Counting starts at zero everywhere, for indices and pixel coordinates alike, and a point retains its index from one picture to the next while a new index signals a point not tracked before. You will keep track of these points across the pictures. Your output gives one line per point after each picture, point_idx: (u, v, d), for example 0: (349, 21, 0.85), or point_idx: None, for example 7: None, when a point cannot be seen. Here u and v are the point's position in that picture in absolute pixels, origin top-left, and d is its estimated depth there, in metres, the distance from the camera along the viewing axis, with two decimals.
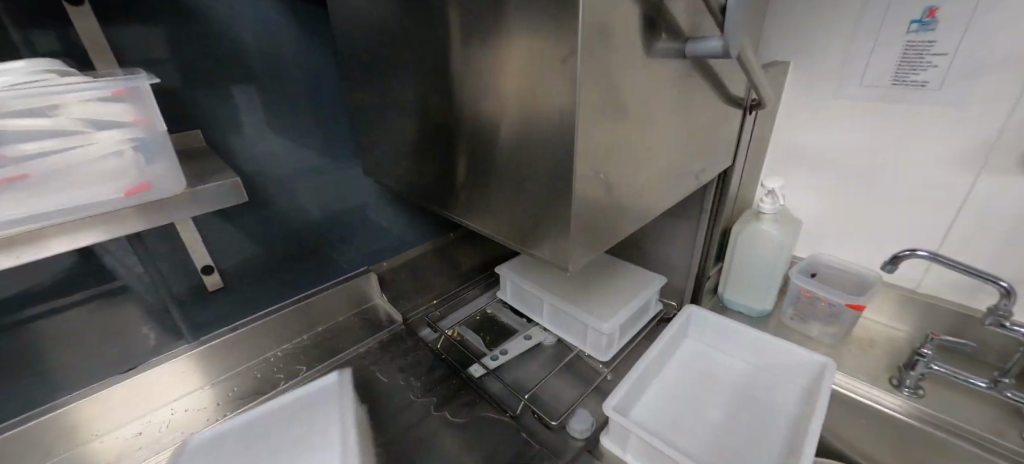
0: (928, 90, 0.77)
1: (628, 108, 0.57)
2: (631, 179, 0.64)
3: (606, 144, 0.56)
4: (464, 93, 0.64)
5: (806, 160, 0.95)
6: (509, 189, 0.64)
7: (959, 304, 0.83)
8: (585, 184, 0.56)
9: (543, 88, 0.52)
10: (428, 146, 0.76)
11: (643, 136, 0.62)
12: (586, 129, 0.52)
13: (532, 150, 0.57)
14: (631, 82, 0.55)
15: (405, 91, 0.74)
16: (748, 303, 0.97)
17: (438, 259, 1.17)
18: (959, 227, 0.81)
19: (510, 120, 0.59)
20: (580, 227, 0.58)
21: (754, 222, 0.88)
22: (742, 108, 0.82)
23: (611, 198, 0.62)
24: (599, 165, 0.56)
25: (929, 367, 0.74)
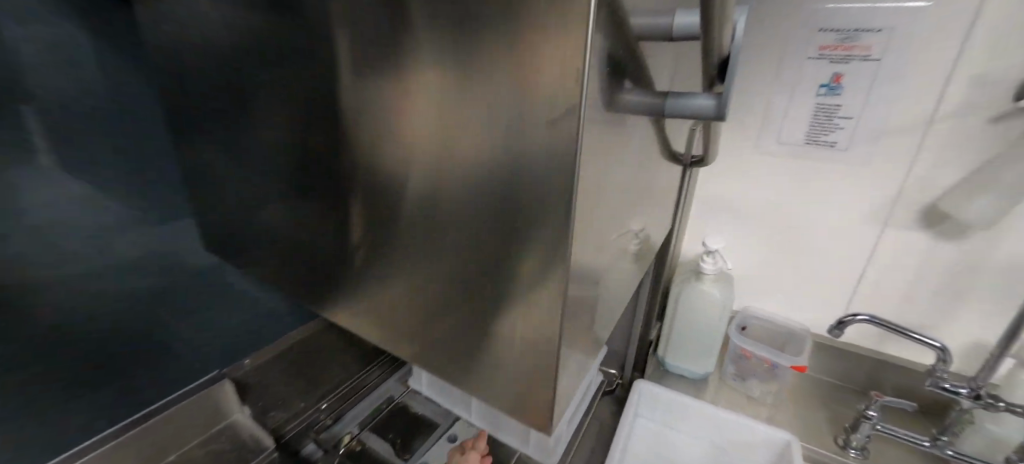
0: (837, 150, 0.80)
1: (613, 182, 0.41)
2: (607, 270, 0.48)
3: (595, 236, 0.38)
4: (367, 159, 0.41)
5: (731, 214, 0.93)
6: (449, 308, 0.41)
7: (874, 351, 0.86)
8: (576, 296, 0.37)
9: (513, 163, 0.32)
10: (308, 229, 0.51)
11: (618, 212, 0.47)
12: (583, 218, 0.33)
13: (489, 251, 0.36)
14: (615, 149, 0.40)
15: (266, 148, 0.49)
16: (689, 367, 0.90)
17: (333, 340, 0.88)
18: (869, 279, 0.85)
19: (450, 208, 0.37)
20: (568, 354, 0.39)
21: (695, 283, 0.83)
22: (683, 165, 0.74)
23: (593, 306, 0.44)
24: (587, 267, 0.38)
25: (874, 428, 0.73)
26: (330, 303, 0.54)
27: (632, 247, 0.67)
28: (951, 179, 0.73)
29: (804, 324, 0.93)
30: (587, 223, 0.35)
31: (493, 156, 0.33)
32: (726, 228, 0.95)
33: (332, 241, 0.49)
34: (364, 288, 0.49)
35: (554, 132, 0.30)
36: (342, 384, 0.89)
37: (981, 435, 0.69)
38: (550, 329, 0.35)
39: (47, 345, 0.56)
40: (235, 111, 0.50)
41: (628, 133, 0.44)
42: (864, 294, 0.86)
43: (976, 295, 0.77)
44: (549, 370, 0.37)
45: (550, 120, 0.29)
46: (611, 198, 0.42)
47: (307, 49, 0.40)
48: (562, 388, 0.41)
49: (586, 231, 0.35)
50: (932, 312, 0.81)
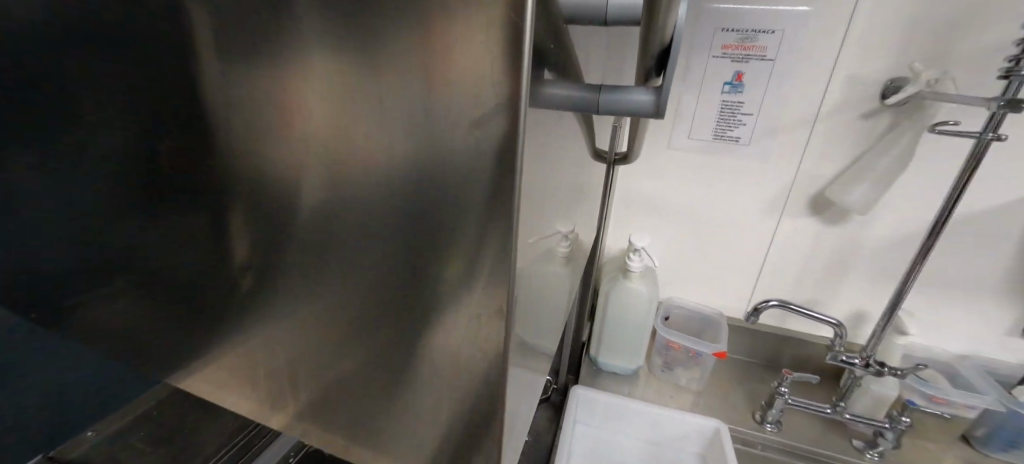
0: (740, 145, 0.84)
1: (549, 188, 0.35)
2: (546, 285, 0.42)
3: (534, 253, 0.33)
4: (232, 178, 0.30)
5: (648, 209, 0.95)
6: (361, 361, 0.32)
7: (777, 328, 0.94)
8: (520, 326, 0.31)
9: (438, 176, 0.25)
10: (151, 274, 0.37)
11: (554, 222, 0.42)
12: (524, 238, 0.27)
13: (408, 287, 0.29)
14: (549, 149, 0.34)
15: (68, 161, 0.34)
16: (620, 363, 0.91)
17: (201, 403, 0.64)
18: (768, 264, 0.92)
19: (355, 237, 0.29)
20: (514, 395, 0.33)
21: (622, 281, 0.82)
22: (607, 162, 0.72)
23: (536, 328, 0.39)
24: (529, 291, 0.33)
25: (786, 403, 0.79)
26: (194, 364, 0.40)
27: (560, 255, 0.63)
28: (832, 170, 0.81)
29: (717, 309, 0.99)
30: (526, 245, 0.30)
31: (410, 169, 0.25)
32: (645, 223, 0.96)
33: (191, 288, 0.36)
34: (244, 345, 0.37)
35: (490, 131, 0.23)
36: (237, 435, 0.66)
37: (868, 395, 0.79)
38: (495, 377, 0.29)
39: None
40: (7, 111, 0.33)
41: (559, 131, 0.39)
42: (766, 278, 0.93)
43: (854, 271, 0.87)
44: (491, 424, 0.30)
45: (482, 120, 0.23)
46: (549, 204, 0.37)
47: (115, 21, 0.27)
48: (510, 433, 0.35)
49: (529, 253, 0.30)
50: (821, 289, 0.90)
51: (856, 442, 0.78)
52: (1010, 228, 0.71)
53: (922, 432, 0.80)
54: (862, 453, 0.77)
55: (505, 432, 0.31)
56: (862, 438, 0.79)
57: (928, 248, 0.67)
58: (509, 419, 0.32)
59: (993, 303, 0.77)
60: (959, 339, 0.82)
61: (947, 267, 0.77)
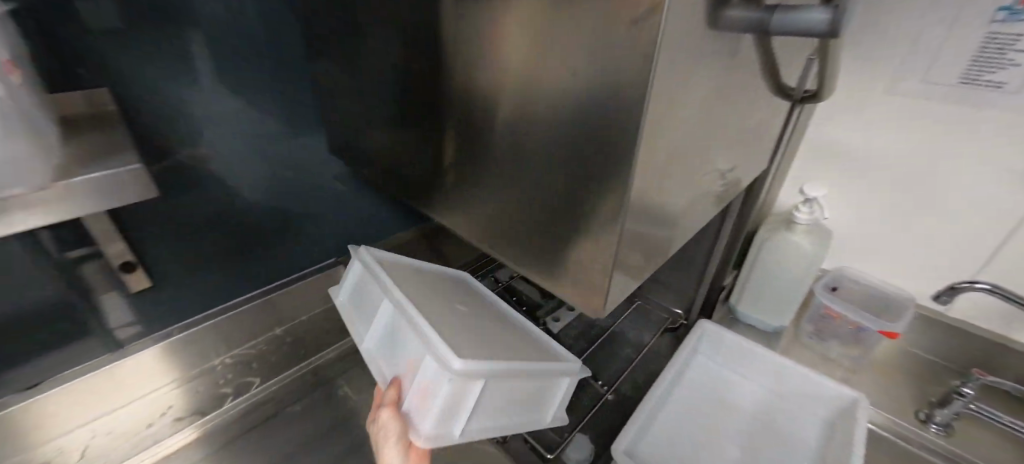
0: (1003, 93, 0.65)
1: (695, 107, 0.40)
2: (677, 201, 0.48)
3: (665, 160, 0.39)
4: (467, 78, 0.45)
5: (843, 164, 0.84)
6: (524, 210, 0.46)
7: (993, 332, 0.76)
8: (640, 209, 0.38)
9: (590, 82, 0.33)
10: (411, 144, 0.57)
11: (698, 142, 0.46)
12: (654, 130, 0.33)
13: (561, 156, 0.38)
14: (702, 69, 0.38)
15: (378, 61, 0.54)
16: (761, 317, 0.88)
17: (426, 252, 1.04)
18: (1007, 255, 0.72)
19: (533, 127, 0.40)
20: (624, 265, 0.41)
21: (784, 232, 0.78)
22: (792, 101, 0.68)
23: (657, 229, 0.46)
24: (654, 190, 0.39)
25: (967, 408, 0.67)
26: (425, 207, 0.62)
27: (713, 190, 0.65)
28: None
29: (910, 293, 0.84)
30: (659, 141, 0.35)
31: (574, 74, 0.34)
32: (836, 179, 0.86)
33: (431, 155, 0.55)
34: (458, 198, 0.55)
35: (632, 46, 0.29)
36: None
37: None
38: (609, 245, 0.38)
39: (226, 217, 0.73)
40: (354, 31, 0.55)
41: (723, 57, 0.41)
42: (997, 270, 0.74)
43: None
44: (602, 273, 0.40)
45: (630, 24, 0.28)
46: (693, 123, 0.41)
47: None
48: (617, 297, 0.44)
49: (655, 157, 0.36)
50: None
51: None
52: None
53: None
54: None
55: (606, 288, 0.41)
56: None
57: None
58: (615, 280, 0.41)
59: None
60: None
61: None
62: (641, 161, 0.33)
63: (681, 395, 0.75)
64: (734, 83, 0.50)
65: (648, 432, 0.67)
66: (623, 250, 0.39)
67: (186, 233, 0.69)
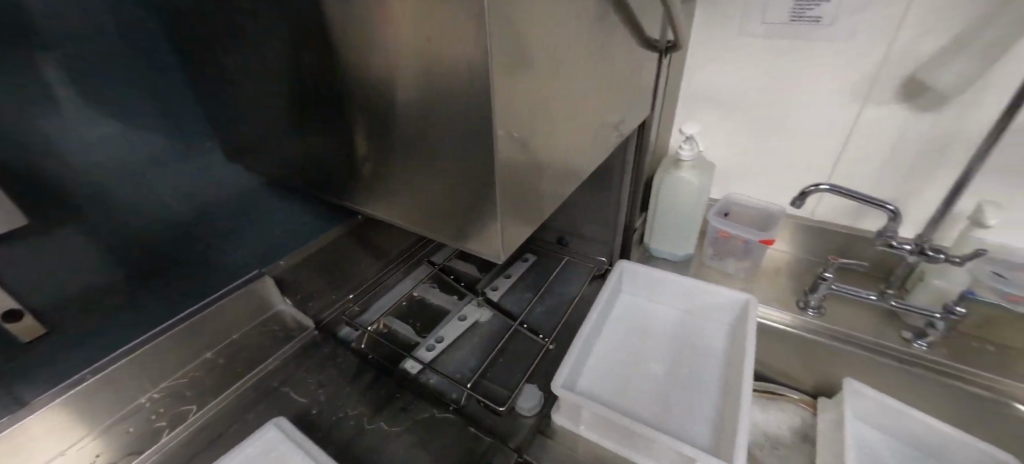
0: (821, 26, 0.78)
1: (541, 58, 0.44)
2: (548, 151, 0.53)
3: (520, 109, 0.43)
4: (341, 60, 0.46)
5: (714, 105, 0.95)
6: (419, 176, 0.49)
7: (845, 226, 0.92)
8: (511, 155, 0.44)
9: (447, 42, 0.37)
10: (308, 137, 0.57)
11: (558, 94, 0.51)
12: (505, 82, 0.39)
13: (437, 118, 0.42)
14: (539, 23, 0.42)
15: (253, 57, 0.54)
16: (670, 250, 0.99)
17: (360, 248, 1.02)
18: (846, 161, 0.87)
19: (411, 97, 0.43)
20: (512, 208, 0.47)
21: (674, 171, 0.88)
22: (658, 52, 0.76)
23: (532, 178, 0.51)
24: (521, 139, 0.44)
25: (829, 288, 0.82)
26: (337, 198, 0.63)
27: (605, 142, 0.72)
28: (934, 47, 0.71)
29: (783, 206, 0.98)
30: (515, 94, 0.41)
31: (432, 36, 0.37)
32: (711, 119, 0.97)
33: (328, 145, 0.56)
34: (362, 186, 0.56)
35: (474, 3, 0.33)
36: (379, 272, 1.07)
37: (930, 287, 0.77)
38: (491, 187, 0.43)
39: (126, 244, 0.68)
40: (224, 29, 0.54)
41: (561, 9, 0.46)
42: (841, 175, 0.89)
43: (946, 165, 0.79)
44: (490, 217, 0.45)
45: None
46: (544, 74, 0.46)
47: None
48: (513, 240, 0.50)
49: (510, 105, 0.41)
50: (900, 187, 0.84)
51: (906, 333, 0.79)
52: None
53: (991, 330, 0.76)
54: (910, 342, 0.78)
55: (498, 231, 0.46)
56: (913, 329, 0.80)
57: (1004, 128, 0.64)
58: (505, 223, 0.46)
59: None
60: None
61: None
62: (499, 110, 0.39)
63: (608, 331, 0.83)
64: (592, 38, 0.55)
65: (581, 368, 0.74)
66: (507, 194, 0.45)
67: (81, 267, 0.64)
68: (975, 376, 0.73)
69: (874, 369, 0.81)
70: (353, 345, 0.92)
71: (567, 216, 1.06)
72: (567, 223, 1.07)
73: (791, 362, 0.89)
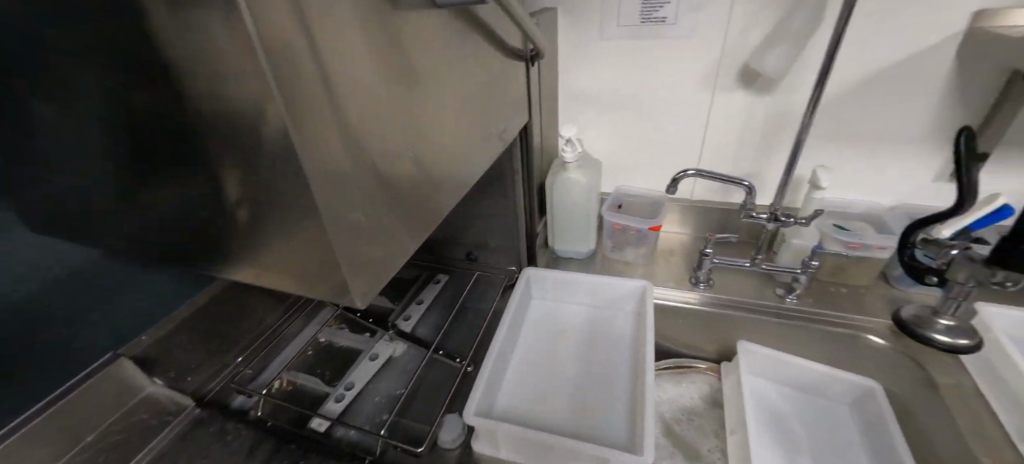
0: (667, 26, 0.85)
1: (383, 80, 0.40)
2: (419, 176, 0.49)
3: (362, 142, 0.37)
4: (112, 113, 0.35)
5: (590, 105, 0.99)
6: (244, 246, 0.38)
7: (719, 202, 1.01)
8: (363, 180, 0.38)
9: (228, 80, 0.28)
10: (103, 210, 0.44)
11: (417, 115, 0.47)
12: (325, 110, 0.32)
13: (245, 172, 0.33)
14: (375, 33, 0.38)
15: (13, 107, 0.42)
16: (573, 249, 1.01)
17: (263, 293, 0.95)
18: (709, 144, 0.95)
19: (205, 152, 0.33)
20: (373, 248, 0.41)
21: (562, 172, 0.90)
22: (524, 60, 0.77)
23: (403, 209, 0.46)
24: (373, 161, 0.39)
25: (712, 262, 0.89)
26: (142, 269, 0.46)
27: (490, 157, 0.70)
28: (758, 38, 0.80)
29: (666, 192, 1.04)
30: (348, 119, 0.35)
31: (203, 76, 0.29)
32: (591, 118, 1.00)
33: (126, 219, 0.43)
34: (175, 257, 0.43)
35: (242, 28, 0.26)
36: (277, 320, 0.98)
37: (790, 247, 0.87)
38: (320, 255, 0.36)
39: None
40: None
41: (402, 25, 0.42)
42: (708, 158, 0.97)
43: (787, 139, 0.89)
44: (342, 276, 0.37)
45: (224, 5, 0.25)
46: (391, 96, 0.41)
47: None
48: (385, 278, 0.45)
49: (347, 143, 0.35)
50: (756, 163, 0.94)
51: (779, 290, 0.89)
52: (913, 75, 0.77)
53: (841, 276, 0.88)
54: (782, 297, 0.87)
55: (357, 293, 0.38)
56: (783, 285, 0.89)
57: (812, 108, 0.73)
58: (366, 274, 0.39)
59: (901, 150, 0.84)
60: (874, 189, 0.90)
61: (861, 115, 0.83)
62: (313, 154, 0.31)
63: (521, 345, 0.82)
64: (448, 53, 0.52)
65: (495, 390, 0.72)
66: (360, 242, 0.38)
67: None
68: (837, 318, 0.83)
69: (762, 330, 0.89)
70: (250, 414, 0.82)
71: (470, 230, 1.04)
72: (472, 238, 1.05)
73: (694, 336, 0.95)
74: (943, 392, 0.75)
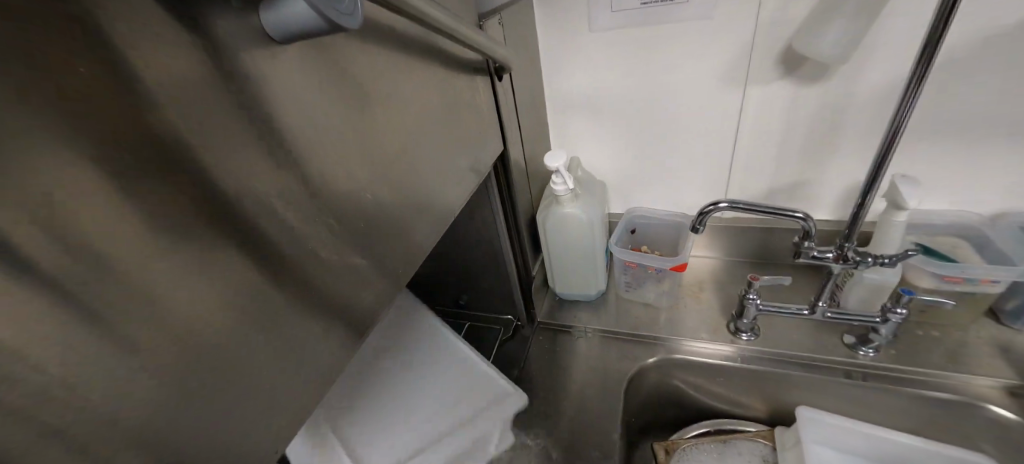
0: (678, 5, 0.64)
1: (242, 170, 0.25)
2: (322, 288, 0.32)
3: (190, 291, 0.23)
4: None
5: (587, 112, 0.79)
6: None
7: (761, 221, 0.80)
8: (274, 257, 0.28)
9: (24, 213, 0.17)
10: None
11: (335, 180, 0.33)
12: (186, 192, 0.22)
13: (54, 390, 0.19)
14: (281, 59, 0.27)
15: None
16: (579, 291, 0.83)
17: None
18: (742, 150, 0.74)
19: None
20: (252, 394, 0.27)
21: (555, 207, 0.71)
22: (488, 74, 0.58)
23: (304, 339, 0.31)
24: (282, 230, 0.28)
25: (759, 309, 0.69)
26: None
27: (454, 210, 0.53)
28: (805, 10, 0.59)
29: (690, 211, 0.84)
30: (232, 196, 0.25)
31: None
32: (589, 126, 0.81)
33: None
34: None
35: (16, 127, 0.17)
36: None
37: (861, 286, 0.66)
38: (203, 402, 0.24)
39: None
40: None
41: (236, 71, 0.24)
42: (741, 168, 0.76)
43: (846, 139, 0.68)
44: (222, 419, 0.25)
45: None
46: (260, 189, 0.26)
47: None
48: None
49: (226, 231, 0.24)
50: (806, 171, 0.73)
51: (848, 338, 0.70)
52: None
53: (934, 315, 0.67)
54: (853, 350, 0.68)
55: None
56: (854, 332, 0.70)
57: (901, 122, 0.48)
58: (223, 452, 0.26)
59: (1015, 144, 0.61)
60: (972, 196, 0.68)
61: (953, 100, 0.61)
62: (174, 261, 0.22)
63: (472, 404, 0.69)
64: (378, 72, 0.37)
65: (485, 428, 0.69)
66: (243, 375, 0.26)
67: None
68: (929, 376, 0.64)
69: (826, 391, 0.69)
70: None
71: None
72: None
73: (739, 395, 0.75)
74: None
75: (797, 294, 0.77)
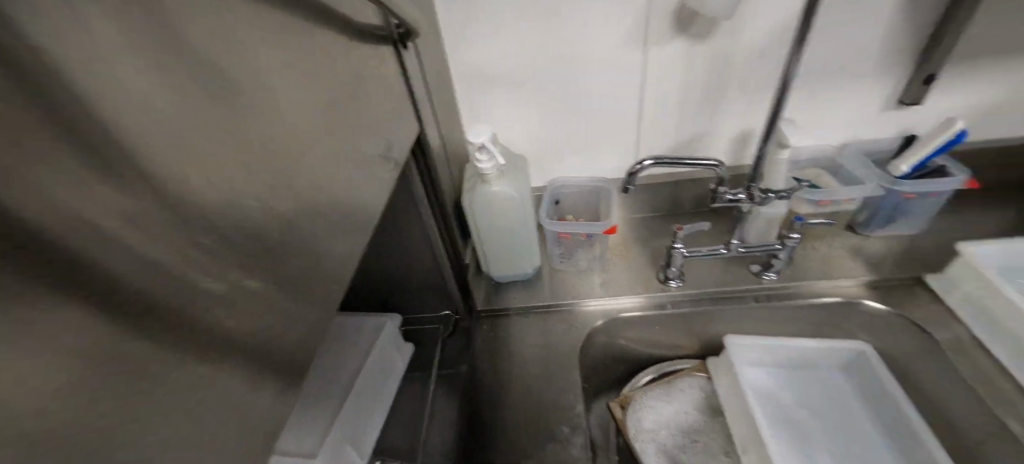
0: None
1: (69, 192, 0.17)
2: (212, 323, 0.24)
3: (4, 388, 0.15)
4: None
5: (497, 84, 0.75)
6: None
7: (669, 175, 0.86)
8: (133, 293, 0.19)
9: None
10: None
11: (215, 187, 0.25)
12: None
13: None
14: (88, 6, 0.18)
15: None
16: (513, 271, 0.81)
17: None
18: (647, 109, 0.77)
19: None
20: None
21: (482, 186, 0.67)
22: (392, 43, 0.50)
23: (206, 402, 0.23)
24: (140, 255, 0.20)
25: (684, 255, 0.75)
26: None
27: (378, 202, 0.45)
28: None
29: (608, 174, 0.87)
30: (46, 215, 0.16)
31: None
32: (501, 98, 0.77)
33: None
34: None
35: None
36: None
37: (759, 220, 0.75)
38: None
39: None
40: None
41: (28, 45, 0.16)
42: (648, 126, 0.79)
43: (732, 90, 0.75)
44: None
45: None
46: (109, 217, 0.18)
47: None
48: None
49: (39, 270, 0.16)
50: (702, 123, 0.79)
51: (753, 267, 0.79)
52: None
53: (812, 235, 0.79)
54: (759, 276, 0.78)
55: None
56: (758, 262, 0.80)
57: (788, 71, 0.54)
58: None
59: (854, 83, 0.73)
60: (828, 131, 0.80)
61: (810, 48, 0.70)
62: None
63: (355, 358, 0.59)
64: (253, 34, 0.28)
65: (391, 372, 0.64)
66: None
67: None
68: (814, 286, 0.76)
69: (742, 317, 0.77)
70: None
71: None
72: None
73: (672, 338, 0.81)
74: (947, 349, 0.67)
75: (707, 237, 0.85)
